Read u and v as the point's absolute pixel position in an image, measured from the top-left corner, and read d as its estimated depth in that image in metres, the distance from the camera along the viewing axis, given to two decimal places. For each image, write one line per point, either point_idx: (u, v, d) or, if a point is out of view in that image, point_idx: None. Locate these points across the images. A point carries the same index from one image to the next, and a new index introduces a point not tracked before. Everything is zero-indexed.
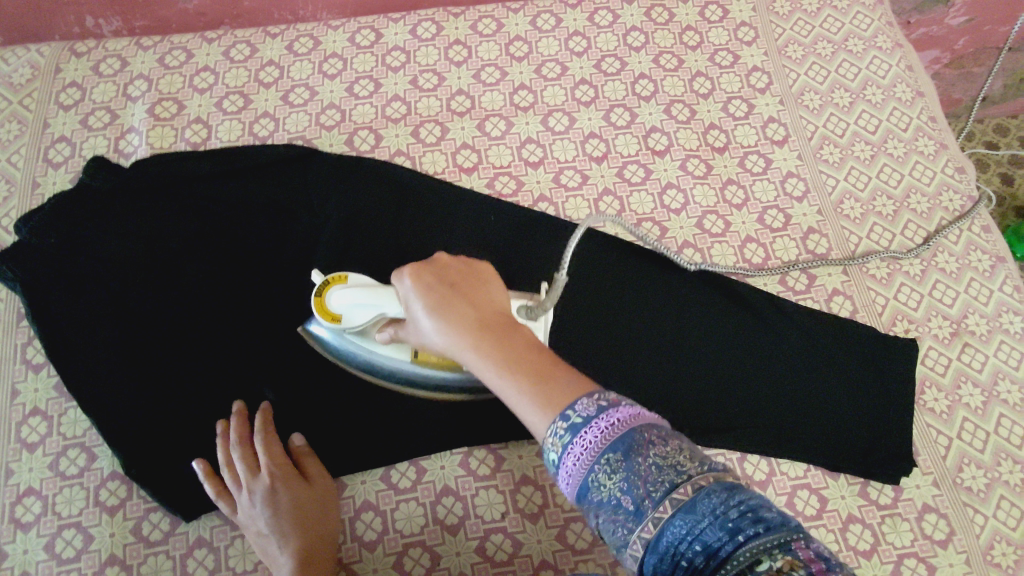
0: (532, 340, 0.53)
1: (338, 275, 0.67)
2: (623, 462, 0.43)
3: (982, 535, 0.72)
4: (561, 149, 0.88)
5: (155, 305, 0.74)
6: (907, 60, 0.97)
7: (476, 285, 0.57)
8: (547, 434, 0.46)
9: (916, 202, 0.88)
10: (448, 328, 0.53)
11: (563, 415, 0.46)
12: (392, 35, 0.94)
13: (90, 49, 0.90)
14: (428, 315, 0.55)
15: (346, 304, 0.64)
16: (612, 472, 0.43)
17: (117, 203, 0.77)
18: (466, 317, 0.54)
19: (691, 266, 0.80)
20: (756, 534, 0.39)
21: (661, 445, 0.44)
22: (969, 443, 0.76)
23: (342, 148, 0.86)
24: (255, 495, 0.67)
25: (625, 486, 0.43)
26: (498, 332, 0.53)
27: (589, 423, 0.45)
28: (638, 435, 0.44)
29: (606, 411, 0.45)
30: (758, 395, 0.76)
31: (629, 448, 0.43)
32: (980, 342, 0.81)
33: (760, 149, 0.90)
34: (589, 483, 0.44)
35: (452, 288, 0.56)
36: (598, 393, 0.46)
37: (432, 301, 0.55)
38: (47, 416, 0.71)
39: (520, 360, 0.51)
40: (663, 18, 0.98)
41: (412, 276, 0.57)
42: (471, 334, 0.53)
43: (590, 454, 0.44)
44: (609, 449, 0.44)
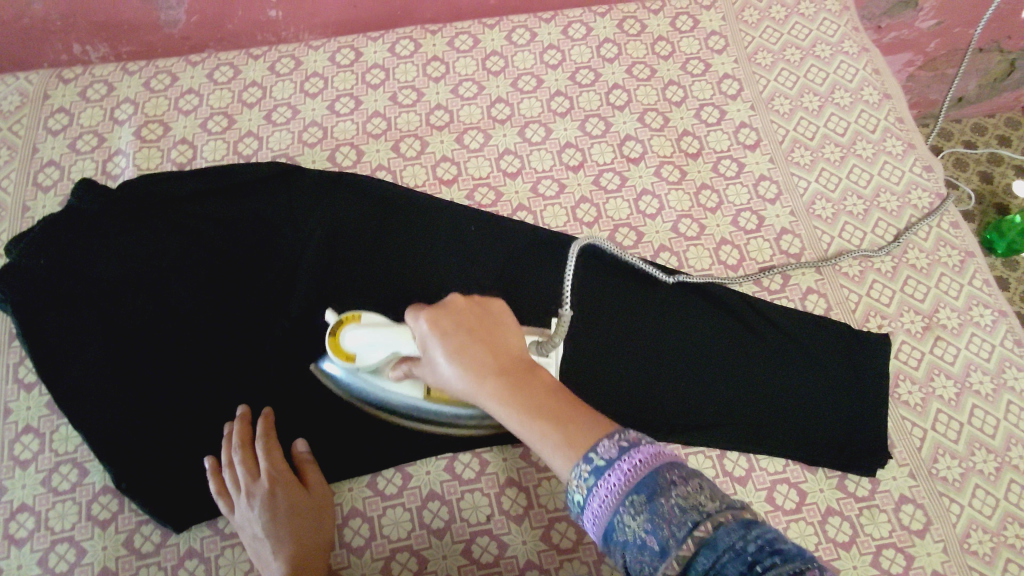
0: (550, 385, 0.56)
1: (352, 315, 0.70)
2: (646, 503, 0.46)
3: (959, 524, 0.73)
4: (538, 160, 0.90)
5: (146, 323, 0.76)
6: (874, 64, 0.99)
7: (491, 328, 0.59)
8: (572, 476, 0.49)
9: (886, 201, 0.90)
10: (470, 374, 0.56)
11: (586, 457, 0.49)
12: (371, 54, 0.96)
13: (77, 75, 0.92)
14: (449, 360, 0.56)
15: (361, 343, 0.67)
16: (637, 513, 0.46)
17: (106, 224, 0.79)
18: (483, 359, 0.56)
19: (671, 279, 0.82)
20: (774, 564, 0.41)
21: (681, 485, 0.46)
22: (943, 433, 0.77)
23: (325, 165, 0.88)
24: (254, 498, 0.69)
25: (649, 527, 0.45)
26: (517, 376, 0.56)
27: (612, 465, 0.48)
28: (660, 476, 0.46)
29: (629, 453, 0.48)
30: (737, 394, 0.78)
31: (651, 489, 0.46)
32: (951, 335, 0.83)
33: (732, 154, 0.92)
34: (614, 523, 0.46)
35: (469, 331, 0.58)
36: (619, 435, 0.49)
37: (452, 347, 0.57)
38: (39, 433, 0.73)
39: (542, 407, 0.53)
40: (635, 30, 1.01)
41: (429, 318, 0.59)
42: (489, 377, 0.55)
43: (614, 496, 0.47)
44: (634, 491, 0.46)
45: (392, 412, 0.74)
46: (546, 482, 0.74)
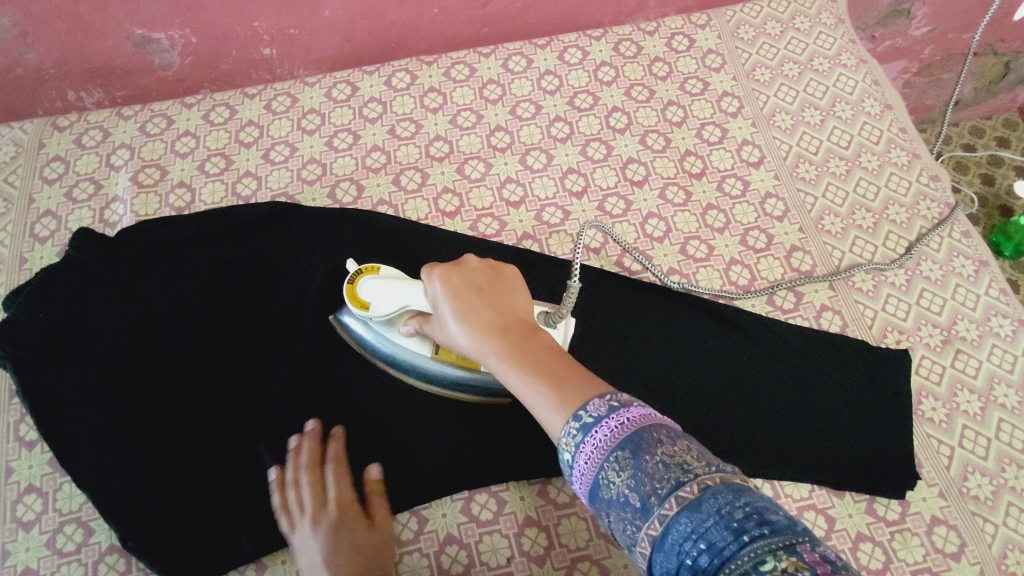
0: (551, 347, 0.56)
1: (371, 268, 0.73)
2: (631, 459, 0.44)
3: (994, 545, 0.71)
4: (541, 187, 0.89)
5: (149, 372, 0.74)
6: (872, 75, 0.99)
7: (501, 290, 0.60)
8: (562, 434, 0.49)
9: (895, 213, 0.89)
10: (471, 331, 0.57)
11: (575, 415, 0.48)
12: (367, 88, 0.95)
13: (72, 122, 0.91)
14: (453, 317, 0.58)
15: (377, 292, 0.69)
16: (620, 469, 0.44)
17: (105, 273, 0.77)
18: (486, 319, 0.58)
19: (674, 283, 0.83)
20: (762, 535, 0.39)
21: (668, 444, 0.44)
22: (971, 450, 0.75)
23: (325, 202, 0.87)
24: (316, 523, 0.66)
25: (632, 483, 0.44)
26: (516, 337, 0.57)
27: (599, 422, 0.47)
28: (646, 434, 0.45)
29: (617, 412, 0.47)
30: (755, 417, 0.76)
31: (636, 445, 0.45)
32: (972, 348, 0.81)
33: (736, 172, 0.91)
34: (599, 480, 0.45)
35: (477, 290, 0.60)
36: (610, 395, 0.49)
37: (457, 304, 0.58)
38: (42, 493, 0.71)
39: (538, 365, 0.54)
40: (631, 52, 1.00)
41: (441, 276, 0.60)
42: (488, 335, 0.56)
43: (600, 451, 0.46)
44: (619, 447, 0.45)
45: (400, 370, 0.75)
46: (566, 520, 0.72)
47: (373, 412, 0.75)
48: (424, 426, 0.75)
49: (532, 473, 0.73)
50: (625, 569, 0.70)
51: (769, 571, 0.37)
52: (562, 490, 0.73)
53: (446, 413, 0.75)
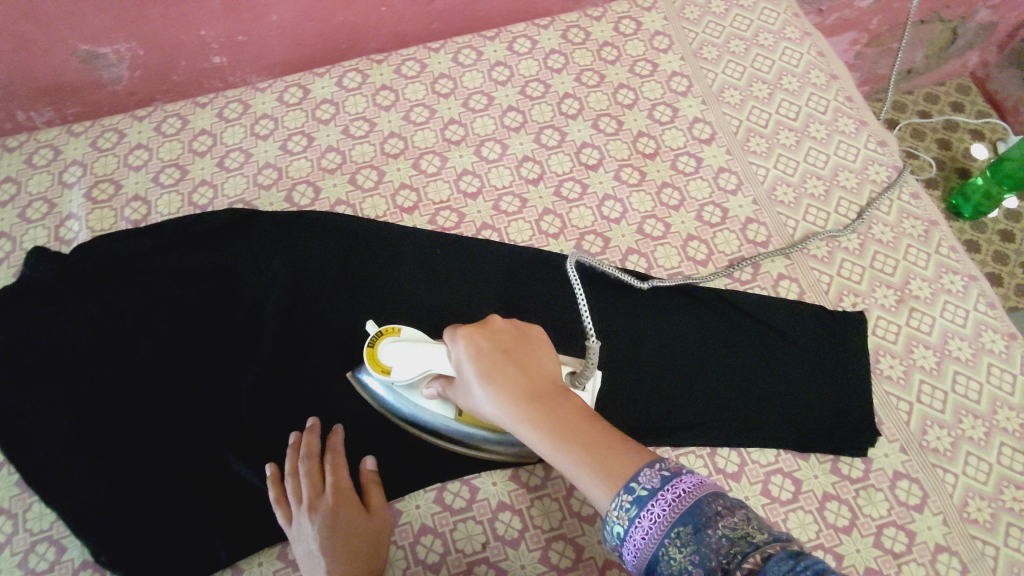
0: (583, 411, 0.57)
1: (391, 328, 0.71)
2: (692, 534, 0.46)
3: (956, 494, 0.73)
4: (497, 177, 0.90)
5: (114, 388, 0.74)
6: (817, 47, 1.01)
7: (527, 352, 0.61)
8: (613, 507, 0.50)
9: (845, 179, 0.91)
10: (501, 398, 0.58)
11: (628, 487, 0.50)
12: (319, 90, 0.96)
13: (22, 143, 0.90)
14: (482, 383, 0.59)
15: (398, 356, 0.67)
16: (682, 544, 0.46)
17: (63, 290, 0.77)
18: (517, 385, 0.58)
19: (645, 285, 0.81)
20: None
21: (726, 515, 0.46)
22: (929, 404, 0.77)
23: (283, 206, 0.87)
24: (313, 512, 0.68)
25: (695, 558, 0.45)
26: (547, 402, 0.57)
27: (655, 495, 0.49)
28: (704, 507, 0.47)
29: (670, 483, 0.49)
30: (720, 389, 0.77)
31: (696, 519, 0.46)
32: (925, 305, 0.83)
33: (689, 150, 0.92)
34: (659, 555, 0.47)
35: (504, 354, 0.60)
36: (659, 464, 0.51)
37: (487, 370, 0.59)
38: (11, 513, 0.70)
39: (575, 433, 0.55)
40: (580, 38, 1.01)
41: (467, 341, 0.61)
42: (520, 403, 0.57)
43: (658, 526, 0.47)
44: (678, 522, 0.47)
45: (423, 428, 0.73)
46: (538, 502, 0.72)
47: (341, 411, 0.75)
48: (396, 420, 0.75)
49: (506, 461, 0.74)
50: (600, 545, 0.71)
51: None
52: (534, 473, 0.74)
53: None
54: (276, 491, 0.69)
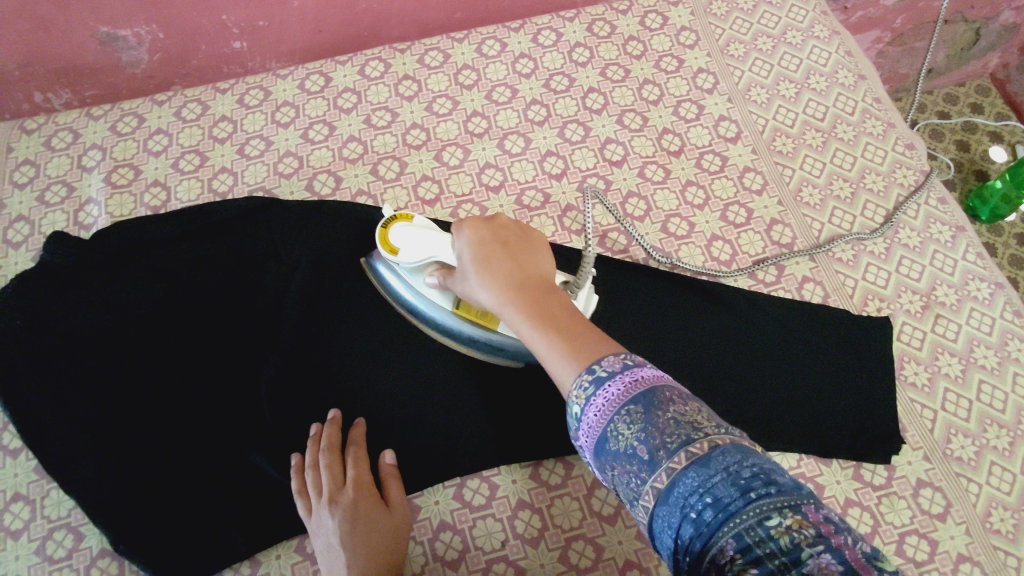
0: (569, 304, 0.56)
1: (405, 217, 0.74)
2: (643, 415, 0.44)
3: (979, 504, 0.72)
4: (520, 171, 0.89)
5: (130, 371, 0.73)
6: (845, 46, 0.99)
7: (527, 247, 0.61)
8: (573, 387, 0.48)
9: (872, 182, 0.90)
10: (489, 282, 0.58)
11: (589, 369, 0.48)
12: (341, 78, 0.94)
13: (41, 125, 0.89)
14: (475, 268, 0.60)
15: (406, 238, 0.70)
16: (630, 423, 0.44)
17: (81, 274, 0.76)
18: (505, 273, 0.58)
19: (663, 261, 0.83)
20: (768, 493, 0.39)
21: (679, 403, 0.44)
22: (953, 413, 0.76)
23: (303, 195, 0.86)
24: (331, 505, 0.67)
25: (641, 436, 0.43)
26: (531, 291, 0.57)
27: (613, 377, 0.46)
28: (659, 392, 0.44)
29: (631, 370, 0.46)
30: (741, 390, 0.77)
31: (649, 401, 0.44)
32: (951, 312, 0.82)
33: (714, 148, 0.91)
34: (607, 433, 0.45)
35: (502, 245, 0.61)
36: (625, 354, 0.48)
37: (482, 256, 0.60)
38: (29, 500, 0.70)
39: (550, 319, 0.54)
40: (605, 32, 1.00)
41: (469, 230, 0.62)
42: (504, 288, 0.57)
43: (610, 404, 0.45)
44: (631, 402, 0.44)
45: (420, 321, 0.76)
46: (558, 501, 0.72)
47: (360, 402, 0.74)
48: (418, 408, 0.74)
49: (522, 455, 0.73)
50: (620, 546, 0.70)
51: (774, 526, 0.37)
52: (554, 471, 0.73)
53: (436, 401, 0.75)
54: (297, 483, 0.69)
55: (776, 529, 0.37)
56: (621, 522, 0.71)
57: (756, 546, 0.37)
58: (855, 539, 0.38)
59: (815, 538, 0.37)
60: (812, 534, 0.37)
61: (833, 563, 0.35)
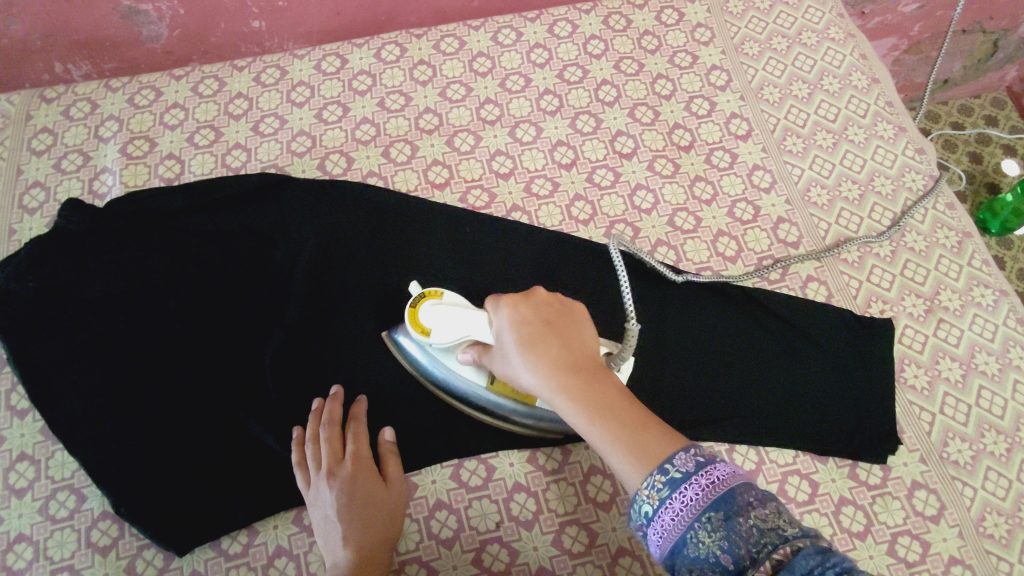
0: (622, 390, 0.57)
1: (432, 291, 0.71)
2: (723, 521, 0.46)
3: (973, 508, 0.72)
4: (530, 159, 0.89)
5: (138, 342, 0.74)
6: (860, 49, 0.99)
7: (570, 326, 0.61)
8: (643, 486, 0.49)
9: (881, 185, 0.90)
10: (538, 368, 0.57)
11: (661, 469, 0.49)
12: (357, 60, 0.95)
13: (60, 94, 0.91)
14: (520, 351, 0.59)
15: (438, 318, 0.67)
16: (711, 530, 0.46)
17: (94, 243, 0.77)
18: (554, 357, 0.58)
19: (681, 279, 0.81)
20: None
21: (758, 508, 0.46)
22: (951, 417, 0.77)
23: (315, 174, 0.87)
24: (330, 480, 0.68)
25: (724, 544, 0.45)
26: (583, 377, 0.57)
27: (688, 479, 0.48)
28: (738, 496, 0.47)
29: (705, 469, 0.48)
30: (741, 386, 0.77)
31: (728, 507, 0.46)
32: (954, 317, 0.82)
33: (724, 145, 0.91)
34: (687, 539, 0.47)
35: (545, 325, 0.60)
36: (694, 449, 0.50)
37: (528, 338, 0.59)
38: (34, 460, 0.71)
39: (609, 410, 0.54)
40: (621, 25, 1.00)
41: (509, 309, 0.61)
42: (557, 374, 0.57)
43: (689, 509, 0.47)
44: (710, 507, 0.47)
45: (450, 395, 0.74)
46: (554, 486, 0.73)
47: (362, 383, 0.75)
48: (419, 389, 0.75)
49: (523, 442, 0.74)
50: (614, 533, 0.71)
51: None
52: (551, 457, 0.74)
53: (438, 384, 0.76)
54: (298, 455, 0.70)
55: None
56: (615, 510, 0.72)
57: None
58: None
59: None
60: None
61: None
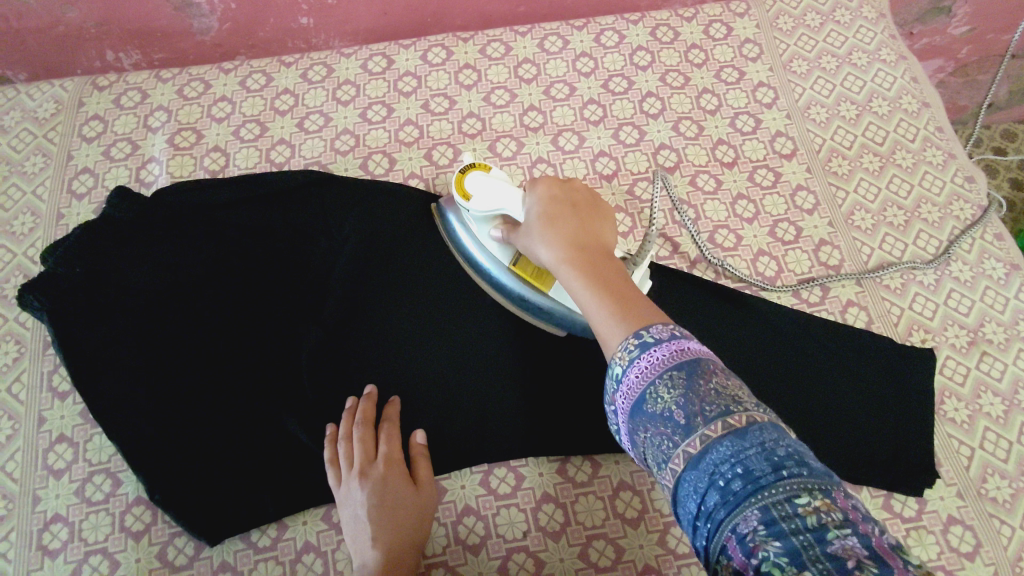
0: (628, 276, 0.57)
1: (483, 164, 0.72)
2: (685, 381, 0.44)
3: (1010, 547, 0.71)
4: (572, 168, 0.89)
5: (179, 328, 0.75)
6: (912, 72, 0.98)
7: (598, 217, 0.63)
8: (619, 349, 0.48)
9: (927, 212, 0.88)
10: (549, 240, 0.60)
11: (637, 334, 0.48)
12: (403, 61, 0.96)
13: (112, 82, 0.92)
14: (539, 223, 0.62)
15: (478, 189, 0.69)
16: (671, 388, 0.44)
17: (140, 231, 0.78)
18: (567, 236, 0.60)
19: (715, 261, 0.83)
20: (800, 472, 0.39)
21: (722, 378, 0.44)
22: (991, 452, 0.75)
23: (357, 172, 0.88)
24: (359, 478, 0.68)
25: (680, 401, 0.43)
26: (590, 253, 0.58)
27: (659, 343, 0.46)
28: (703, 364, 0.45)
29: (677, 339, 0.46)
30: (776, 406, 0.76)
31: (693, 369, 0.44)
32: (998, 351, 0.80)
33: (768, 164, 0.90)
34: (646, 395, 0.45)
35: (572, 208, 0.63)
36: (673, 325, 0.48)
37: (549, 214, 0.62)
38: (73, 443, 0.72)
39: (604, 278, 0.55)
40: (668, 37, 1.00)
41: (541, 186, 0.64)
42: (564, 248, 0.59)
43: (654, 367, 0.45)
44: (674, 367, 0.45)
45: (473, 271, 0.79)
46: (583, 498, 0.72)
47: (396, 383, 0.75)
48: (453, 390, 0.75)
49: (552, 450, 0.74)
50: (641, 549, 0.70)
51: (803, 504, 0.37)
52: (581, 469, 0.74)
53: (471, 386, 0.76)
54: (330, 451, 0.71)
55: (803, 508, 0.37)
56: (644, 526, 0.71)
57: (783, 520, 0.37)
58: (881, 529, 0.38)
59: (842, 522, 0.37)
60: (840, 517, 0.37)
61: (859, 548, 0.35)
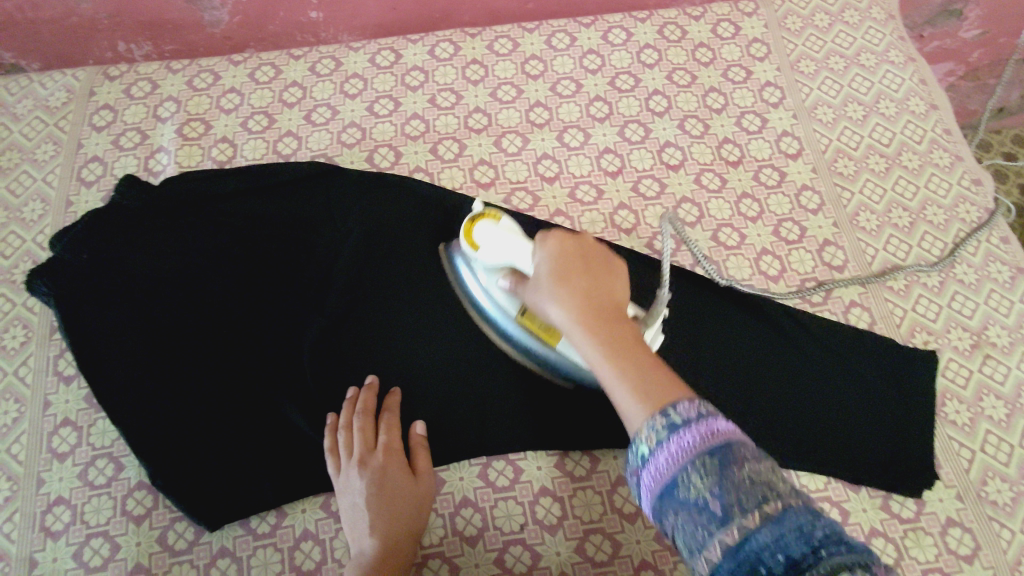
0: (643, 344, 0.57)
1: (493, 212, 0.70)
2: (718, 467, 0.44)
3: (1009, 551, 0.70)
4: (576, 165, 0.90)
5: (183, 318, 0.76)
6: (920, 74, 0.97)
7: (610, 274, 0.62)
8: (645, 427, 0.48)
9: (933, 215, 0.88)
10: (563, 301, 0.59)
11: (664, 412, 0.48)
12: (411, 56, 0.96)
13: (123, 72, 0.93)
14: (551, 282, 0.60)
15: (488, 240, 0.67)
16: (704, 474, 0.44)
17: (146, 220, 0.79)
18: (581, 297, 0.59)
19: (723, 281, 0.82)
20: (840, 551, 0.40)
21: (754, 461, 0.44)
22: (992, 456, 0.75)
23: (362, 165, 0.88)
24: (358, 469, 0.69)
25: (716, 490, 0.43)
26: (606, 319, 0.57)
27: (688, 425, 0.46)
28: (735, 448, 0.45)
29: (706, 419, 0.47)
30: (775, 405, 0.76)
31: (725, 455, 0.44)
32: (1001, 354, 0.80)
33: (774, 163, 0.90)
34: (678, 481, 0.45)
35: (585, 266, 0.61)
36: (700, 402, 0.48)
37: (561, 274, 0.60)
38: (77, 426, 0.73)
39: (623, 350, 0.55)
40: (676, 35, 1.00)
41: (554, 243, 0.63)
42: (578, 312, 0.58)
43: (685, 452, 0.45)
44: (705, 451, 0.45)
45: (476, 314, 0.76)
46: (581, 492, 0.73)
47: (396, 374, 0.76)
48: (453, 383, 0.76)
49: (550, 445, 0.74)
50: (638, 545, 0.70)
51: None
52: (580, 463, 0.74)
53: (472, 379, 0.76)
54: (329, 440, 0.71)
55: None
56: (641, 522, 0.71)
57: None
58: None
59: None
60: None
61: None
